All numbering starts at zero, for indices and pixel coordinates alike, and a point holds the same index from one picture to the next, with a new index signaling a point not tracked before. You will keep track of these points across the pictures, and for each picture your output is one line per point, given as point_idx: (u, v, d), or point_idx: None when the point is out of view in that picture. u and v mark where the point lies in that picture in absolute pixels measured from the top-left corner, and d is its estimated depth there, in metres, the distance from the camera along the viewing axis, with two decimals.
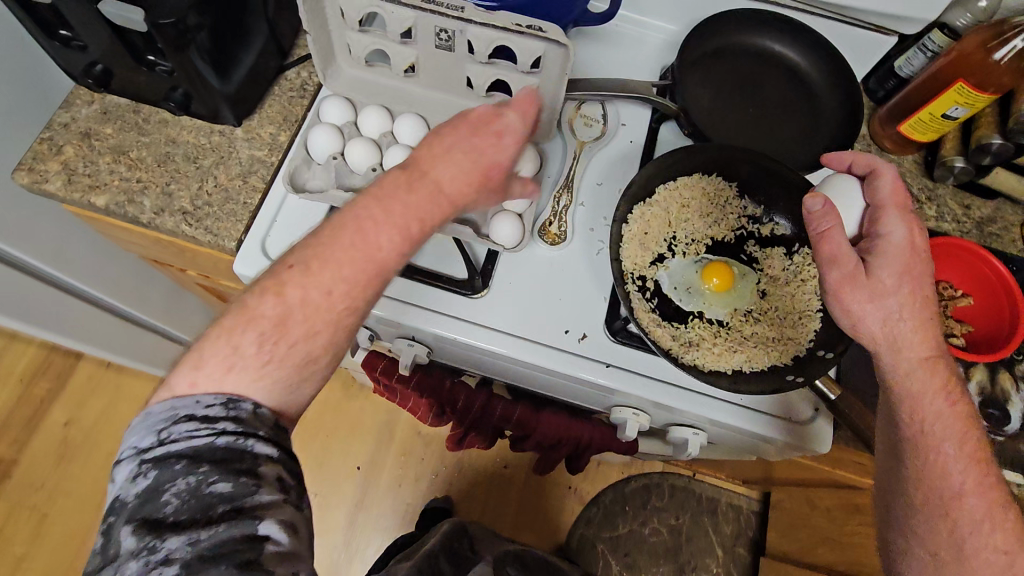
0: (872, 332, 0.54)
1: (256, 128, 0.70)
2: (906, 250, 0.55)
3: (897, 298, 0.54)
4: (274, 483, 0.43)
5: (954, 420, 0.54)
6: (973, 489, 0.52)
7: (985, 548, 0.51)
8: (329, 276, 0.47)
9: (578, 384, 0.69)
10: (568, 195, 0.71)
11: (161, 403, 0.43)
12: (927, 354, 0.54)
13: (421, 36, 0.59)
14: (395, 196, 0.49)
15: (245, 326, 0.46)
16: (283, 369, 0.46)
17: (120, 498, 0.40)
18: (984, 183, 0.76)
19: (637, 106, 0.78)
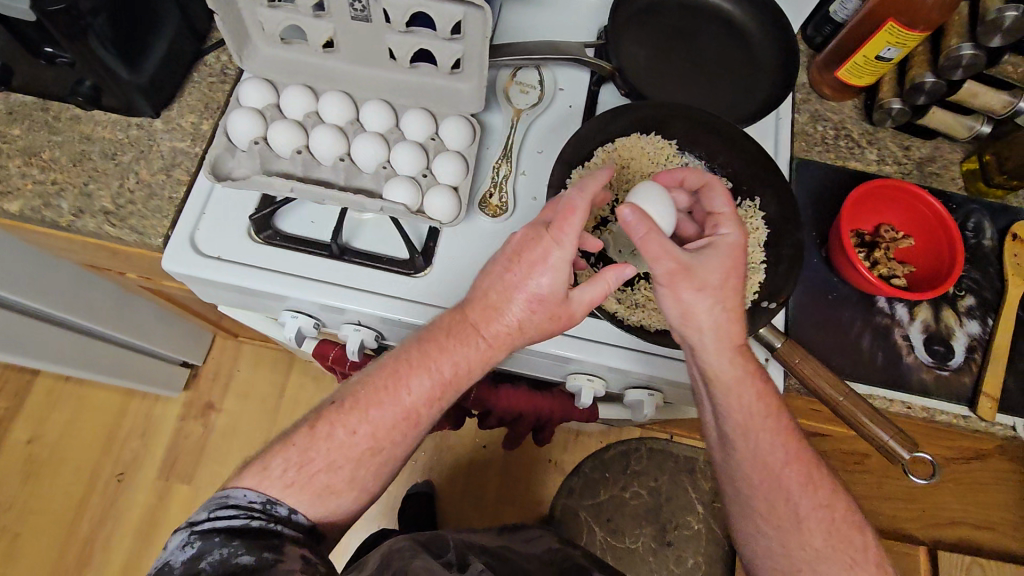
0: (697, 324, 0.54)
1: (177, 118, 0.67)
2: (731, 252, 0.55)
3: (717, 298, 0.54)
4: (295, 558, 0.51)
5: (762, 403, 0.58)
6: (791, 460, 0.59)
7: (812, 507, 0.58)
8: (357, 419, 0.58)
9: (530, 355, 0.68)
10: (507, 165, 0.70)
11: (219, 492, 0.55)
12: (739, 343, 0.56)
13: (335, 8, 0.56)
14: (437, 344, 0.57)
15: (277, 455, 0.57)
16: (306, 492, 0.56)
17: (168, 563, 0.49)
18: (923, 124, 0.76)
19: (574, 69, 0.76)
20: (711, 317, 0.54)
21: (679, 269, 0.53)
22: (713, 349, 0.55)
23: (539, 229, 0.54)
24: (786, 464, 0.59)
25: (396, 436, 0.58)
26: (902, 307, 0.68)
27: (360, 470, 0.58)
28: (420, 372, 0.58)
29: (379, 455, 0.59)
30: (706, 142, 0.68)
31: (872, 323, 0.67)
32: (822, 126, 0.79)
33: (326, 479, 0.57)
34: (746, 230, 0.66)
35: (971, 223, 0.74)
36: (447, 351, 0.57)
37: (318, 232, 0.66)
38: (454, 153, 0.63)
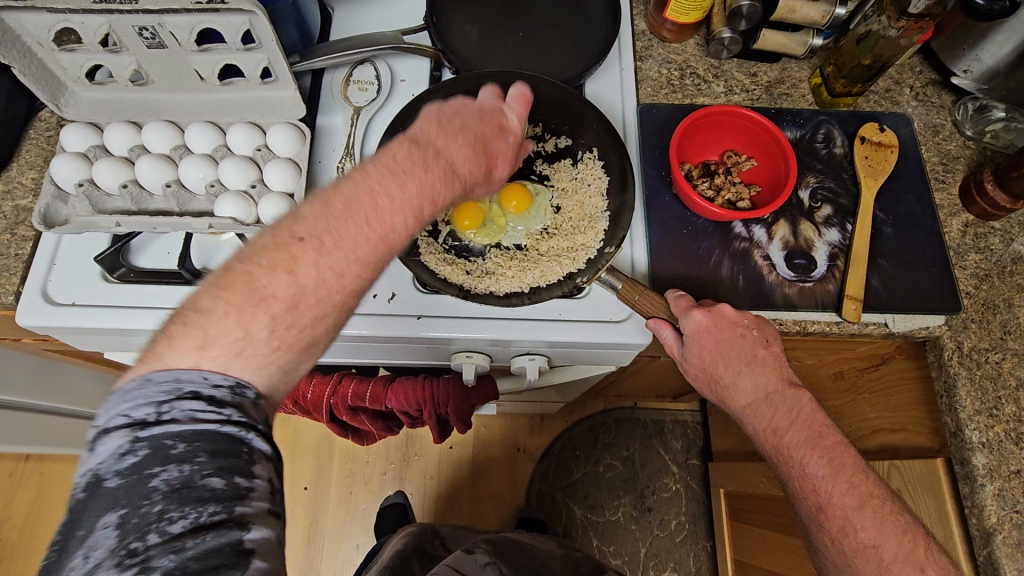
0: (737, 388, 0.57)
1: (17, 176, 0.68)
2: (713, 327, 0.57)
3: (727, 377, 0.57)
4: (267, 487, 0.39)
5: (781, 417, 0.55)
6: (823, 469, 0.52)
7: (847, 509, 0.51)
8: (343, 254, 0.43)
9: (406, 343, 0.68)
10: (352, 162, 0.70)
11: (163, 370, 0.38)
12: (748, 398, 0.57)
13: (126, 40, 0.57)
14: (410, 172, 0.46)
15: (254, 307, 0.41)
16: (287, 356, 0.42)
17: (98, 475, 0.35)
18: (760, 48, 0.78)
19: (413, 59, 0.77)
20: (720, 384, 0.58)
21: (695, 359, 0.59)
22: (746, 406, 0.57)
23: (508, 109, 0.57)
24: (829, 476, 0.52)
25: (372, 267, 0.45)
26: (758, 229, 0.68)
27: (342, 314, 0.45)
28: (413, 202, 0.46)
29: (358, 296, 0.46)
30: (540, 103, 0.69)
31: (729, 248, 0.68)
32: (667, 68, 0.79)
33: (310, 334, 0.43)
34: (588, 181, 0.67)
35: (821, 133, 0.75)
36: (427, 180, 0.47)
37: (171, 263, 0.66)
38: (283, 159, 0.64)
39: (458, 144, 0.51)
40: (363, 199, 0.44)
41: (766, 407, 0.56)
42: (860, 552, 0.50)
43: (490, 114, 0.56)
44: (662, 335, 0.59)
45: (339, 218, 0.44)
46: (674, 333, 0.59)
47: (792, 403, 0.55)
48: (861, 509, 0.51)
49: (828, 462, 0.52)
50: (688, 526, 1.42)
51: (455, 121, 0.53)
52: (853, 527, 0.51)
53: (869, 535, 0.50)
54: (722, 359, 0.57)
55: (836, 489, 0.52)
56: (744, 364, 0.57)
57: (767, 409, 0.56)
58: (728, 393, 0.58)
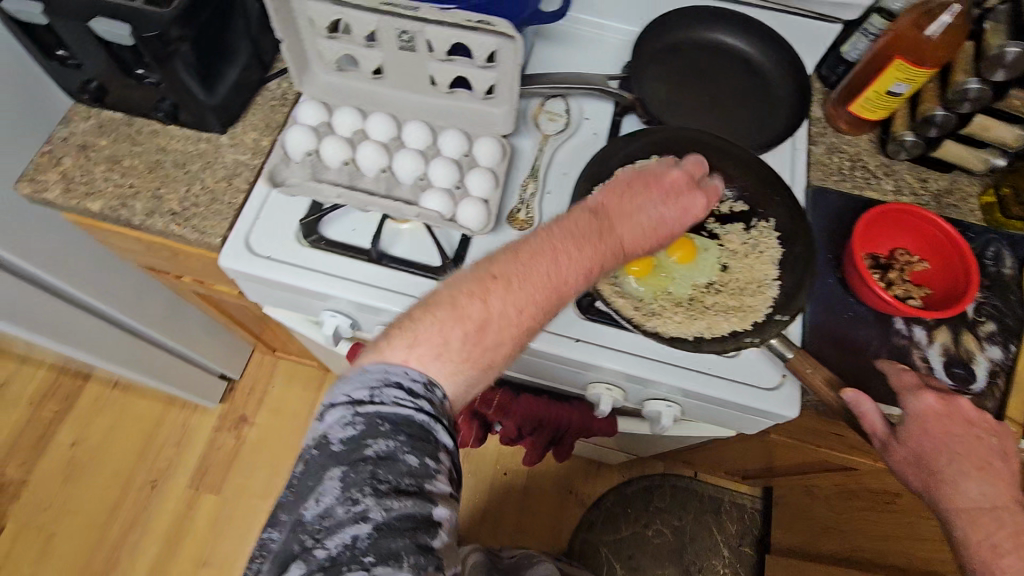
0: (960, 492, 0.55)
1: (240, 134, 0.75)
2: (945, 415, 0.57)
3: (949, 474, 0.55)
4: (447, 472, 0.45)
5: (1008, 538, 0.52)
6: None
7: None
8: (524, 296, 0.51)
9: (552, 362, 0.71)
10: (534, 184, 0.74)
11: (380, 363, 0.47)
12: (967, 506, 0.54)
13: (384, 40, 0.64)
14: (585, 240, 0.54)
15: (453, 323, 0.49)
16: (469, 369, 0.49)
17: (329, 437, 0.44)
18: (938, 157, 0.79)
19: (599, 101, 0.82)
20: (938, 479, 0.56)
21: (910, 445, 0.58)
22: (962, 511, 0.54)
23: (693, 185, 0.59)
24: None
25: (540, 307, 0.51)
26: (919, 329, 0.69)
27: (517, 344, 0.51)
28: (577, 257, 0.53)
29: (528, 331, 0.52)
30: (725, 165, 0.71)
31: (888, 343, 0.69)
32: (839, 157, 0.82)
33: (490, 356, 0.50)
34: (760, 249, 0.69)
35: (991, 250, 0.75)
36: (588, 245, 0.54)
37: (357, 238, 0.71)
38: (485, 169, 0.69)
39: (638, 219, 0.57)
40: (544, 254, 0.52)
41: (989, 517, 0.53)
42: None
43: (681, 190, 0.59)
44: (865, 412, 0.58)
45: (523, 272, 0.51)
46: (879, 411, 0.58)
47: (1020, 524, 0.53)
48: None
49: None
50: None
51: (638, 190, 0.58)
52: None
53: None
54: (949, 454, 0.56)
55: None
56: (966, 468, 0.55)
57: (990, 523, 0.53)
58: (944, 491, 0.55)
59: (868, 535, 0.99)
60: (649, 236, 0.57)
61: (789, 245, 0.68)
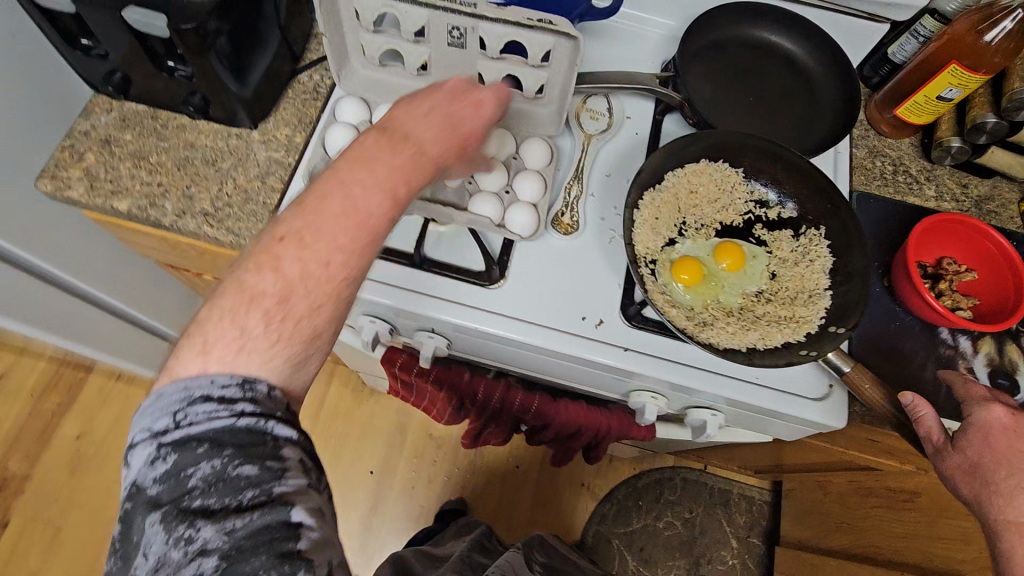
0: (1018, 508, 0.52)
1: (272, 130, 0.72)
2: (1012, 430, 0.55)
3: (1005, 486, 0.53)
4: (298, 466, 0.41)
5: None
6: None
7: None
8: (323, 248, 0.42)
9: (596, 370, 0.69)
10: (579, 186, 0.72)
11: (174, 383, 0.39)
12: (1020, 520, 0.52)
13: (434, 35, 0.61)
14: (372, 159, 0.44)
15: (247, 307, 0.41)
16: (290, 348, 0.42)
17: (138, 482, 0.38)
18: (982, 163, 0.78)
19: (641, 99, 0.80)
20: (992, 490, 0.54)
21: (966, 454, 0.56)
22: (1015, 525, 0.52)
23: (473, 81, 0.52)
24: None
25: (360, 256, 0.44)
26: (965, 339, 0.69)
27: (340, 305, 0.44)
28: (365, 177, 0.44)
29: (353, 288, 0.44)
30: (773, 170, 0.70)
31: (934, 353, 0.68)
32: (881, 161, 0.81)
33: (313, 326, 0.43)
34: (810, 257, 0.68)
35: None
36: (394, 162, 0.45)
37: (399, 241, 0.69)
38: (535, 173, 0.68)
39: (428, 125, 0.48)
40: (336, 192, 0.43)
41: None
42: None
43: (463, 91, 0.51)
44: (922, 415, 0.58)
45: (313, 215, 0.42)
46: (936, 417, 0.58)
47: None
48: None
49: None
50: None
51: (425, 102, 0.49)
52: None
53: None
54: (1010, 468, 0.54)
55: None
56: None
57: None
58: (996, 502, 0.53)
59: (884, 533, 1.01)
60: (447, 138, 0.49)
61: (842, 255, 0.66)
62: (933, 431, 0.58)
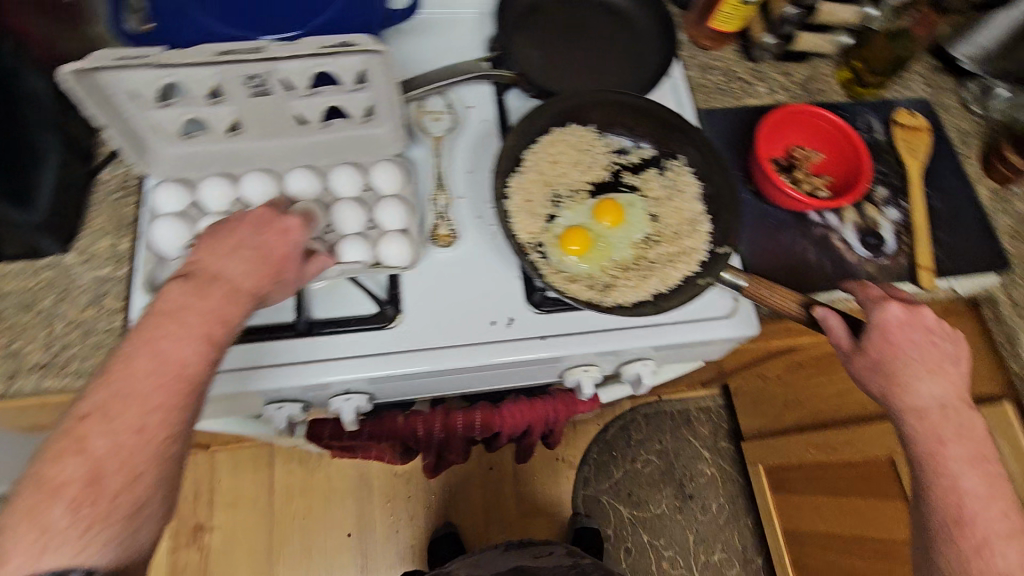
0: (918, 398, 0.59)
1: (89, 245, 0.62)
2: (905, 323, 0.61)
3: (906, 378, 0.59)
4: None
5: (952, 433, 0.58)
6: (974, 488, 0.56)
7: (992, 546, 0.54)
8: (132, 414, 0.41)
9: (525, 367, 0.68)
10: (444, 193, 0.70)
11: None
12: (919, 405, 0.59)
13: (231, 92, 0.55)
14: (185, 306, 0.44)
15: (49, 501, 0.39)
16: (109, 528, 0.40)
17: None
18: (796, 49, 0.84)
19: (476, 84, 0.77)
20: (897, 384, 0.59)
21: (868, 350, 0.61)
22: (915, 409, 0.59)
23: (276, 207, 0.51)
24: (986, 502, 0.56)
25: (178, 405, 0.43)
26: (831, 214, 0.74)
27: (165, 466, 0.42)
28: (170, 326, 0.43)
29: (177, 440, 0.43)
30: (622, 118, 0.71)
31: (811, 236, 0.73)
32: (713, 74, 0.84)
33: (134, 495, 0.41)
34: (679, 187, 0.70)
35: (862, 122, 0.82)
36: (208, 311, 0.45)
37: (280, 314, 0.63)
38: (392, 197, 0.63)
39: (239, 259, 0.47)
40: (142, 350, 0.43)
41: (936, 413, 0.58)
42: None
43: (269, 220, 0.50)
44: (830, 323, 0.63)
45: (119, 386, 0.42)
46: (844, 326, 0.62)
47: (961, 418, 0.58)
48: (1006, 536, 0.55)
49: (984, 483, 0.56)
50: (728, 507, 1.48)
51: (228, 238, 0.48)
52: (993, 552, 0.54)
53: (1010, 564, 0.54)
54: (908, 359, 0.59)
55: (986, 512, 0.55)
56: (919, 371, 0.59)
57: (937, 417, 0.58)
58: (899, 394, 0.59)
59: (820, 399, 1.09)
60: (260, 271, 0.48)
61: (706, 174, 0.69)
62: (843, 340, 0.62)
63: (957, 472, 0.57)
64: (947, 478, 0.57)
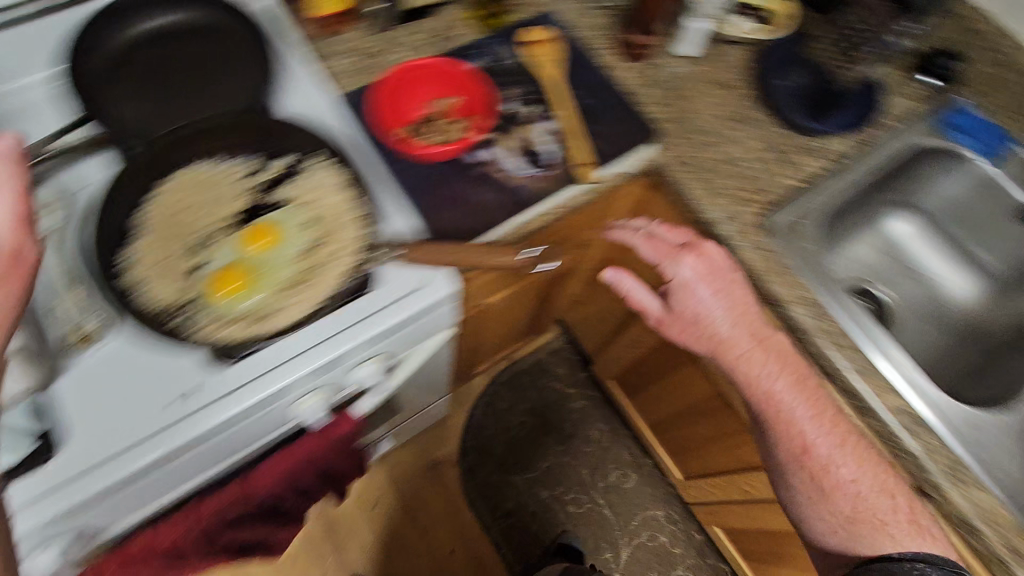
0: (720, 331, 0.68)
1: None
2: (699, 275, 0.68)
3: (709, 321, 0.68)
4: None
5: (755, 350, 0.67)
6: (796, 404, 0.67)
7: (840, 476, 0.67)
8: None
9: (237, 426, 0.63)
10: (76, 292, 0.60)
11: None
12: (722, 335, 0.68)
13: None
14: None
15: None
16: None
17: None
18: (413, 6, 0.84)
19: (94, 157, 0.67)
20: (698, 322, 0.68)
21: (677, 313, 0.69)
22: (724, 339, 0.67)
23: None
24: (810, 419, 0.67)
25: None
26: (487, 149, 0.75)
27: None
28: None
29: None
30: (234, 141, 0.67)
31: (475, 176, 0.74)
32: (347, 56, 0.82)
33: None
34: (324, 184, 0.67)
35: (501, 50, 0.83)
36: None
37: None
38: None
39: None
40: None
41: (778, 384, 0.68)
42: (848, 497, 0.67)
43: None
44: (624, 287, 0.68)
45: None
46: (638, 286, 0.68)
47: (760, 338, 0.68)
48: (843, 447, 0.67)
49: (813, 407, 0.67)
50: (608, 428, 1.54)
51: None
52: (837, 467, 0.67)
53: (850, 472, 0.67)
54: (716, 312, 0.68)
55: (820, 435, 0.67)
56: (716, 309, 0.68)
57: (768, 374, 0.67)
58: (705, 333, 0.68)
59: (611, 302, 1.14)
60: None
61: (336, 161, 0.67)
62: (645, 302, 0.69)
63: (779, 393, 0.67)
64: (745, 370, 0.67)
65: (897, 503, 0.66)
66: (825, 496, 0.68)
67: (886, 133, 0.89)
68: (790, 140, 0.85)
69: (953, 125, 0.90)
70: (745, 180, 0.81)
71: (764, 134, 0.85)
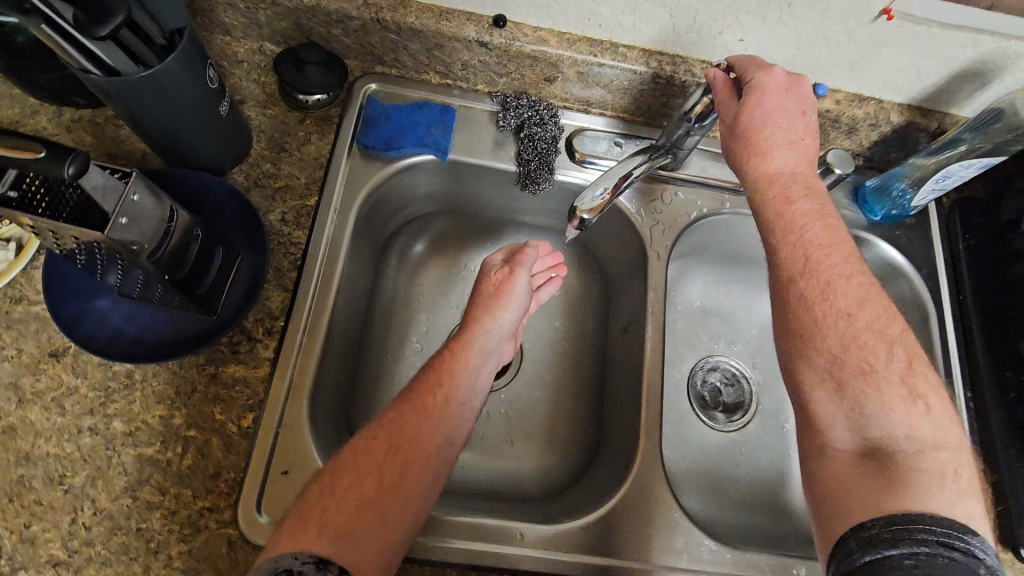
0: (779, 168, 0.54)
1: None
2: (780, 92, 0.54)
3: (773, 133, 0.54)
4: None
5: (809, 206, 0.54)
6: (825, 244, 0.52)
7: (832, 311, 0.50)
8: None
9: None
10: None
11: None
12: (784, 167, 0.55)
13: None
14: None
15: None
16: None
17: None
18: None
19: None
20: (754, 144, 0.55)
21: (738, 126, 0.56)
22: (772, 180, 0.54)
23: None
24: (821, 259, 0.52)
25: None
26: None
27: None
28: None
29: None
30: None
31: None
32: None
33: None
34: None
35: None
36: None
37: None
38: None
39: None
40: None
41: (785, 183, 0.54)
42: (836, 316, 0.50)
43: None
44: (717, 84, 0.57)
45: None
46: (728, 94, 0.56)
47: (817, 198, 0.54)
48: (847, 279, 0.51)
49: (828, 233, 0.53)
50: None
51: None
52: (834, 294, 0.50)
53: (847, 301, 0.50)
54: (779, 132, 0.54)
55: (827, 258, 0.52)
56: (768, 157, 0.55)
57: (788, 183, 0.54)
58: (762, 149, 0.55)
59: None
60: None
61: None
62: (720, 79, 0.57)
63: (789, 196, 0.54)
64: (783, 227, 0.53)
65: (891, 349, 0.48)
66: (810, 326, 0.50)
67: (313, 228, 0.61)
68: (194, 372, 0.54)
69: (377, 145, 0.64)
70: (175, 498, 0.51)
71: (148, 401, 0.53)
